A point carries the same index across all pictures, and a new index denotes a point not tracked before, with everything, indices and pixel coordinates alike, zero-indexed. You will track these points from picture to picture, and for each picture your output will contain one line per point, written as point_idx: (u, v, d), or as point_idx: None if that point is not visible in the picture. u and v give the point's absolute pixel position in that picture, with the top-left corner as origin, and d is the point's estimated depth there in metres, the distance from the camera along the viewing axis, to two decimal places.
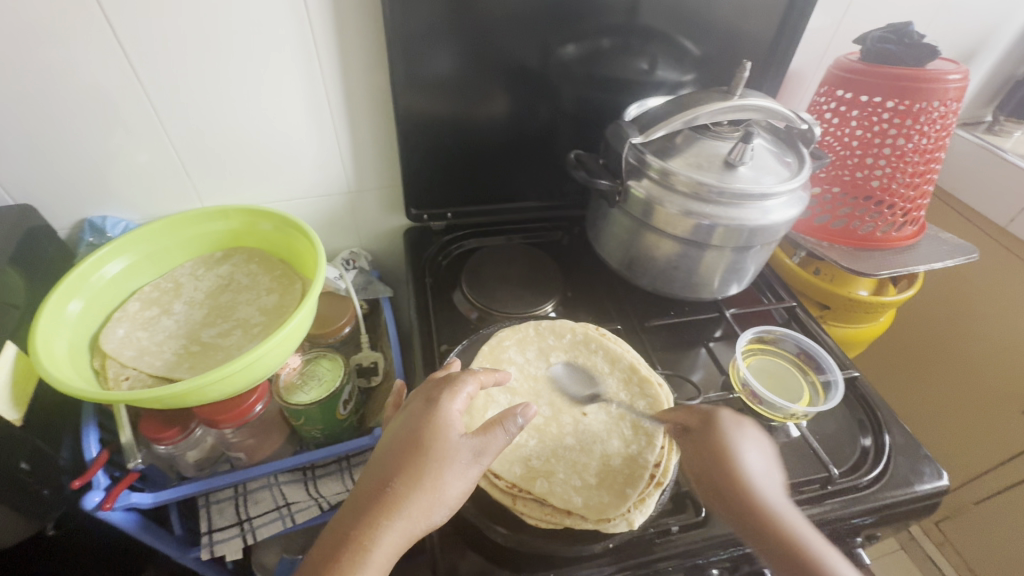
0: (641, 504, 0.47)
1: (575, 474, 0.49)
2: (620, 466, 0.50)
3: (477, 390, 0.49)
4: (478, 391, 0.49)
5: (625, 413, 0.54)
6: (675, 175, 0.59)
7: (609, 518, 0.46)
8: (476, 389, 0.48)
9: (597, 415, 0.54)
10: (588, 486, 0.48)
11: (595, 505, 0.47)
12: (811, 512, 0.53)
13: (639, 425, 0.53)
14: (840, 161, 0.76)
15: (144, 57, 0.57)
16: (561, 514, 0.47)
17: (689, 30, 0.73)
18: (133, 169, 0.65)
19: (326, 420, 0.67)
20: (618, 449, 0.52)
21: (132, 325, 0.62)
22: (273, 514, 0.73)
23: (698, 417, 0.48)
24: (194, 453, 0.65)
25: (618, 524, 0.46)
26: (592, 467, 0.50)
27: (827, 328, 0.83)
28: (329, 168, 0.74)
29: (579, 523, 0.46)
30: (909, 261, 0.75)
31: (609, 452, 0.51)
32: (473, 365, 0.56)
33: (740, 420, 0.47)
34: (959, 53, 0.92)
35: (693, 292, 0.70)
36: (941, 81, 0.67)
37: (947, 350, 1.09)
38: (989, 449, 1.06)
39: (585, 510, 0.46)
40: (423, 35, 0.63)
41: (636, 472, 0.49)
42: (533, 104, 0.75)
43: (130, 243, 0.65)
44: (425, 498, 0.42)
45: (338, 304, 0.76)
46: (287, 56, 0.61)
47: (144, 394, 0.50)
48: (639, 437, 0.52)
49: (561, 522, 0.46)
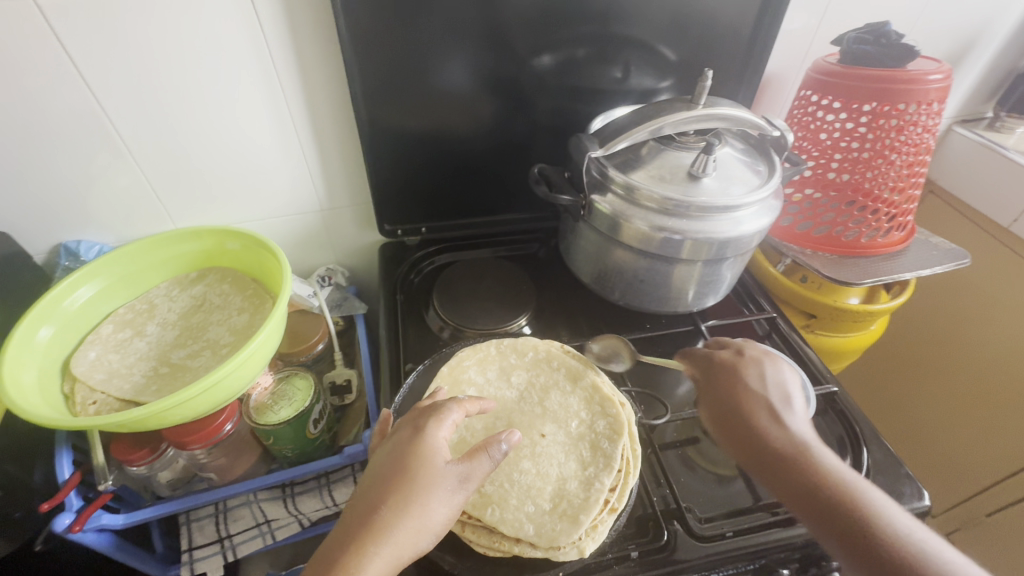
0: (592, 532, 0.46)
1: (529, 499, 0.48)
2: (576, 490, 0.49)
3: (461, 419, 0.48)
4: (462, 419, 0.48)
5: (584, 434, 0.53)
6: (639, 190, 0.57)
7: (559, 546, 0.45)
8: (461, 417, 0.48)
9: (555, 435, 0.53)
10: (542, 511, 0.47)
11: (547, 532, 0.46)
12: (778, 537, 0.51)
13: (597, 446, 0.52)
14: (821, 168, 0.74)
15: (109, 86, 0.58)
16: (510, 542, 0.46)
17: (659, 35, 0.71)
18: (108, 194, 0.67)
19: (297, 440, 0.67)
20: (575, 471, 0.51)
21: (104, 348, 0.63)
22: (253, 532, 0.73)
23: (704, 366, 0.58)
24: (166, 474, 0.65)
25: (568, 552, 0.44)
26: (546, 491, 0.49)
27: (814, 337, 0.80)
28: (303, 185, 0.74)
29: (527, 551, 0.45)
30: (897, 268, 0.73)
31: (565, 475, 0.50)
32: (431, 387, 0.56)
33: (759, 365, 0.55)
34: (951, 49, 0.88)
35: (667, 306, 0.68)
36: (920, 82, 0.64)
37: (949, 357, 1.07)
38: (991, 464, 1.02)
39: (536, 538, 0.45)
40: (386, 50, 0.63)
41: (590, 496, 0.48)
42: (504, 117, 0.74)
43: (102, 267, 0.66)
44: (411, 526, 0.40)
45: (311, 321, 0.77)
46: (251, 75, 0.62)
47: (104, 419, 0.50)
48: (597, 459, 0.51)
49: (510, 550, 0.45)
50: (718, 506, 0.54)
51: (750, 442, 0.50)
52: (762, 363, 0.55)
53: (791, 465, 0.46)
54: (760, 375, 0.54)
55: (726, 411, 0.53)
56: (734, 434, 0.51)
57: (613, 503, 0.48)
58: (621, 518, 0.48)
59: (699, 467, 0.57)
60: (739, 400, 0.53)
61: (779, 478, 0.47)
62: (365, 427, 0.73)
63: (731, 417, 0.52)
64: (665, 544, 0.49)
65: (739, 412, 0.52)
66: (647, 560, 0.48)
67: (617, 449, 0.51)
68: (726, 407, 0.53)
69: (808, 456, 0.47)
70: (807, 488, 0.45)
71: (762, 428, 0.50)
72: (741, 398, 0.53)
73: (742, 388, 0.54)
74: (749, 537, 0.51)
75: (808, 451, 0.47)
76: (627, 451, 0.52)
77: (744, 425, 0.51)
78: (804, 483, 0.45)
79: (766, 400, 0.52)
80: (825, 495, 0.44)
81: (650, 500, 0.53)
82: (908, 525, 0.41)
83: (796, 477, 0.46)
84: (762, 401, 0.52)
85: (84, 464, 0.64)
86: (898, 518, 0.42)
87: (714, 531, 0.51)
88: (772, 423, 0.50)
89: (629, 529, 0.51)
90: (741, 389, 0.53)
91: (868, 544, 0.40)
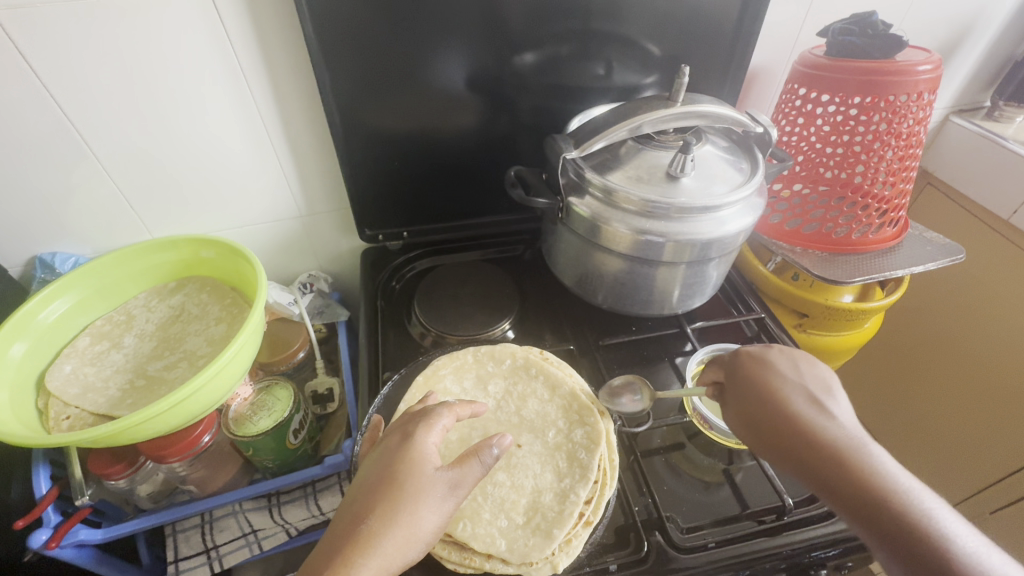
0: (566, 547, 0.46)
1: (502, 513, 0.49)
2: (551, 503, 0.50)
3: (452, 423, 0.47)
4: (453, 424, 0.47)
5: (562, 444, 0.54)
6: (617, 193, 0.56)
7: (532, 562, 0.45)
8: (452, 422, 0.46)
9: (532, 445, 0.54)
10: (515, 526, 0.48)
11: (519, 548, 0.46)
12: (765, 547, 0.49)
13: (574, 457, 0.53)
14: (810, 163, 0.72)
15: (73, 95, 0.57)
16: (481, 558, 0.46)
17: (641, 30, 0.69)
18: (82, 205, 0.66)
19: (276, 450, 0.66)
20: (551, 483, 0.51)
21: (80, 362, 0.62)
22: (239, 542, 0.70)
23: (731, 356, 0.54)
24: (146, 487, 0.65)
25: (540, 568, 0.45)
26: (520, 505, 0.50)
27: (806, 337, 0.79)
28: (279, 190, 0.73)
29: (499, 566, 0.46)
30: (889, 265, 0.71)
31: (540, 487, 0.51)
32: (408, 397, 0.57)
33: (794, 355, 0.51)
34: (946, 36, 0.86)
35: (652, 308, 0.67)
36: (909, 73, 0.62)
37: (949, 352, 1.05)
38: (995, 462, 1.00)
39: (508, 554, 0.46)
40: (357, 50, 0.62)
41: (565, 509, 0.49)
42: (485, 117, 0.73)
43: (77, 279, 0.65)
44: (400, 536, 0.38)
45: (292, 328, 0.77)
46: (220, 80, 0.60)
47: (73, 435, 0.49)
48: (574, 470, 0.52)
49: (480, 566, 0.46)
50: (705, 514, 0.52)
51: (788, 436, 0.45)
52: (794, 353, 0.51)
53: (834, 461, 0.42)
54: (794, 365, 0.50)
55: (759, 402, 0.48)
56: (769, 428, 0.47)
57: (588, 516, 0.49)
58: (596, 531, 0.48)
59: (685, 473, 0.56)
60: (776, 391, 0.48)
61: (820, 476, 0.42)
62: (347, 436, 0.72)
63: (763, 407, 0.47)
64: (645, 555, 0.48)
65: (775, 403, 0.47)
66: (626, 572, 0.47)
67: (593, 460, 0.52)
68: (759, 398, 0.48)
69: (855, 453, 0.42)
70: (854, 489, 0.40)
71: (807, 420, 0.45)
72: (776, 388, 0.48)
73: (776, 377, 0.49)
74: (734, 547, 0.49)
75: (856, 446, 0.42)
76: (605, 461, 0.52)
77: (781, 416, 0.46)
78: (850, 483, 0.40)
79: (806, 391, 0.47)
80: (873, 497, 0.39)
81: (631, 510, 0.52)
82: (971, 541, 0.36)
83: (839, 476, 0.41)
84: (800, 388, 0.48)
85: (62, 479, 0.63)
86: (951, 524, 0.37)
87: (696, 541, 0.50)
88: (816, 414, 0.45)
89: (609, 540, 0.50)
90: (777, 379, 0.49)
91: (928, 555, 0.35)
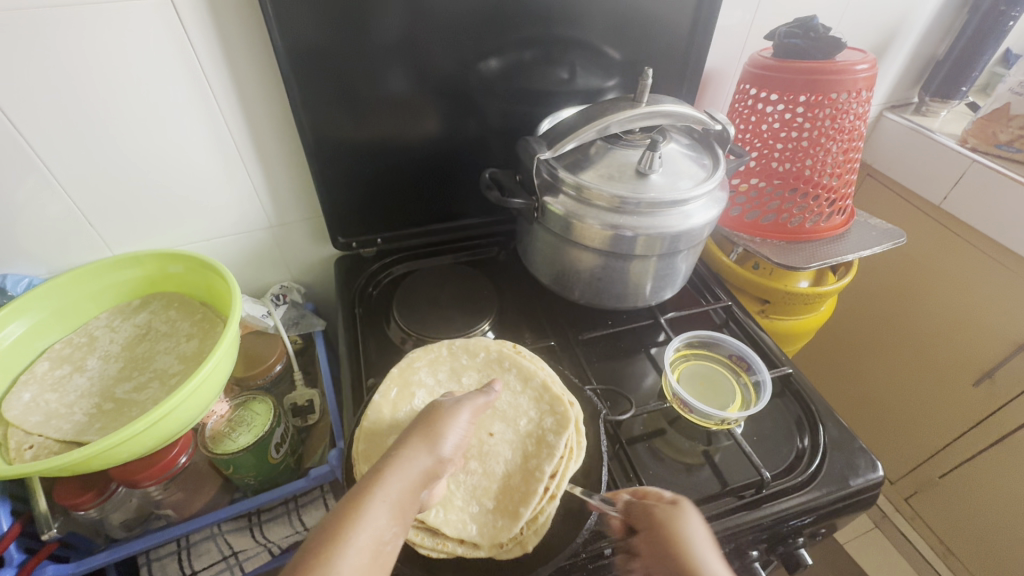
0: (533, 524, 0.49)
1: (474, 500, 0.51)
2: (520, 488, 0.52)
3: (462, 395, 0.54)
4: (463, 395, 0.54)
5: (533, 431, 0.56)
6: (590, 190, 0.58)
7: (501, 543, 0.48)
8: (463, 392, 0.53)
9: (504, 433, 0.56)
10: (486, 512, 0.51)
11: (489, 531, 0.49)
12: (747, 520, 0.52)
13: (543, 441, 0.54)
14: (763, 158, 0.77)
15: (26, 109, 0.54)
16: (454, 543, 0.49)
17: (600, 35, 0.72)
18: (33, 224, 0.62)
19: (258, 466, 0.64)
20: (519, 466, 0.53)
21: (40, 388, 0.58)
22: (220, 566, 0.66)
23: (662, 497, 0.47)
24: (118, 515, 0.62)
25: (510, 548, 0.48)
26: (491, 490, 0.52)
27: (770, 322, 0.83)
28: (248, 202, 0.72)
29: (471, 551, 0.48)
30: (840, 251, 0.76)
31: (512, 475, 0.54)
32: (382, 386, 0.58)
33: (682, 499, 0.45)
34: (877, 39, 0.93)
35: (626, 301, 0.69)
36: (848, 72, 0.68)
37: (894, 330, 1.14)
38: (943, 426, 1.10)
39: (478, 538, 0.49)
40: (325, 57, 0.61)
41: (530, 487, 0.51)
42: (454, 121, 0.74)
43: (33, 300, 0.61)
44: (423, 438, 0.44)
45: (267, 341, 0.75)
46: (182, 90, 0.59)
47: (41, 463, 0.47)
48: (540, 451, 0.54)
49: (454, 551, 0.48)
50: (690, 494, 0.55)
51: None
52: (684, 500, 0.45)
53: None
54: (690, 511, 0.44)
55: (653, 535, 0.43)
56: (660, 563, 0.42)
57: (552, 490, 0.51)
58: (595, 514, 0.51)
59: (667, 457, 0.58)
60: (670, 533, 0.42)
61: None
62: (331, 446, 0.71)
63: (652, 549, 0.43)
64: None
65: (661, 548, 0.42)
66: (621, 555, 0.49)
67: (561, 440, 0.54)
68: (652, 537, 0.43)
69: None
70: None
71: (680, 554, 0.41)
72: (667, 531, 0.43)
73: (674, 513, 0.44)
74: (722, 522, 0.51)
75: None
76: (572, 442, 0.54)
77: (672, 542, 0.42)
78: None
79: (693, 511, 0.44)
80: None
81: None
82: None
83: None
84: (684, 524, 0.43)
85: (25, 514, 0.59)
86: None
87: None
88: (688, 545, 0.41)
89: (600, 527, 0.51)
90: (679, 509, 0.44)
91: None
